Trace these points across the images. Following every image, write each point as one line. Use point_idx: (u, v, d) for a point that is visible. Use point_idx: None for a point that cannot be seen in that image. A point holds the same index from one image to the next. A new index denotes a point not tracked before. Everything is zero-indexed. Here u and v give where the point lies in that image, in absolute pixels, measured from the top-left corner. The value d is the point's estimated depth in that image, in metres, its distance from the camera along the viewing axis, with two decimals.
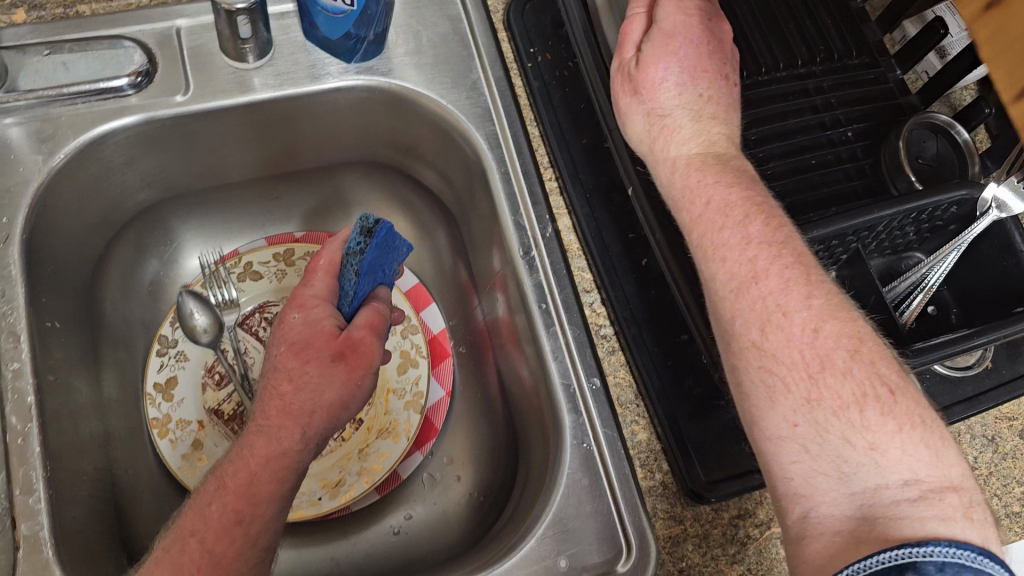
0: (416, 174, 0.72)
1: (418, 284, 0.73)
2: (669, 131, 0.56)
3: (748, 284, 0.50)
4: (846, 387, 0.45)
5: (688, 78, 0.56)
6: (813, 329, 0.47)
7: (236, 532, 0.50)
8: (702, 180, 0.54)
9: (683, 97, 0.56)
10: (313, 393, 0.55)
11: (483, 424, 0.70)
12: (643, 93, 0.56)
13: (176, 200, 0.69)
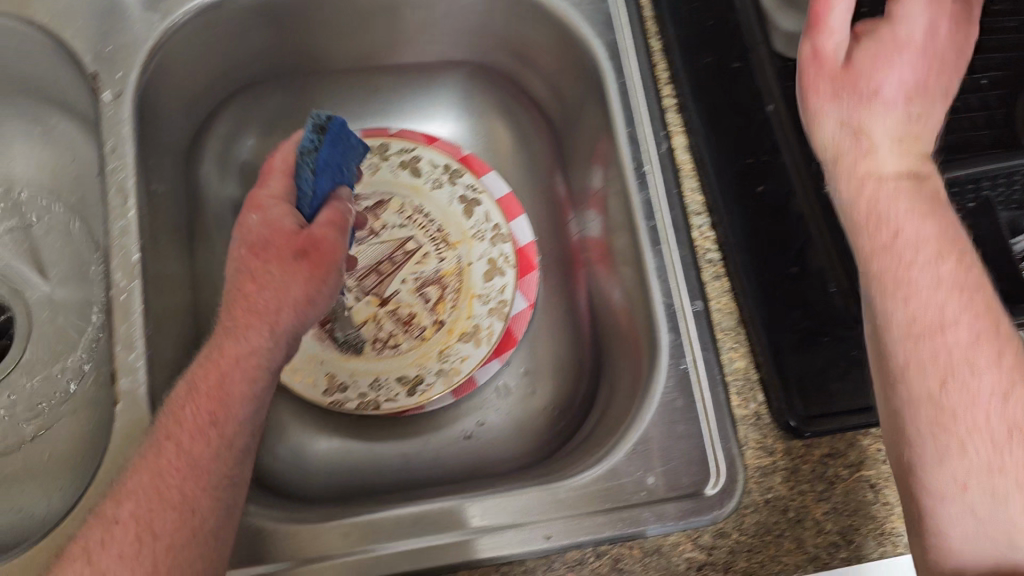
0: (523, 79, 0.69)
1: (509, 193, 0.71)
2: (864, 156, 0.39)
3: (928, 332, 0.37)
4: (988, 424, 0.36)
5: (910, 91, 0.39)
6: (975, 370, 0.36)
7: (211, 436, 0.44)
8: (895, 203, 0.38)
9: (896, 119, 0.39)
10: (277, 293, 0.48)
11: (565, 339, 0.68)
12: (821, 109, 0.40)
13: (276, 80, 0.68)
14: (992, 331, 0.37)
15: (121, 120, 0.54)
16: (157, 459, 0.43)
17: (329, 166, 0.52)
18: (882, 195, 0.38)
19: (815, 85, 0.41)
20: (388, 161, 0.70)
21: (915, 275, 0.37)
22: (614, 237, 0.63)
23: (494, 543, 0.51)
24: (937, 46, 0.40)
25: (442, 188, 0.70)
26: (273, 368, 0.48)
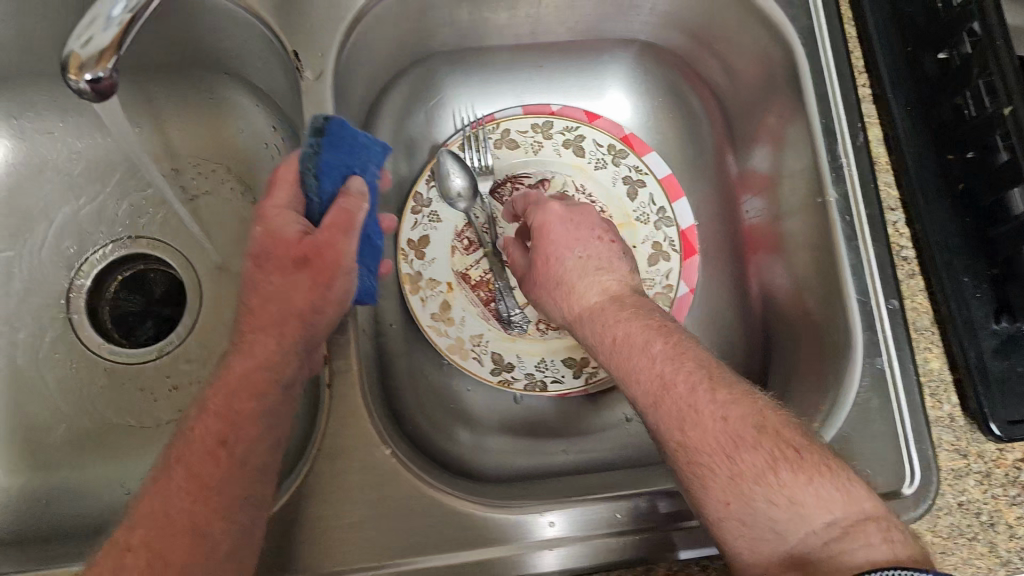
0: (696, 59, 0.67)
1: (670, 174, 0.70)
2: (566, 294, 0.54)
3: (659, 396, 0.46)
4: (761, 448, 0.43)
5: (572, 244, 0.55)
6: (723, 414, 0.44)
7: (221, 457, 0.44)
8: (628, 331, 0.49)
9: (585, 264, 0.54)
10: (280, 303, 0.48)
11: (722, 326, 0.67)
12: (571, 290, 0.53)
13: (444, 54, 0.67)
14: (744, 393, 0.46)
15: (322, 99, 0.54)
16: (165, 487, 0.43)
17: (337, 169, 0.50)
18: (631, 328, 0.49)
19: (566, 298, 0.54)
20: (552, 139, 0.70)
21: (633, 348, 0.48)
22: (788, 221, 0.62)
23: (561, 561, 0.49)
24: (583, 240, 0.55)
25: (605, 168, 0.69)
26: (285, 381, 0.47)
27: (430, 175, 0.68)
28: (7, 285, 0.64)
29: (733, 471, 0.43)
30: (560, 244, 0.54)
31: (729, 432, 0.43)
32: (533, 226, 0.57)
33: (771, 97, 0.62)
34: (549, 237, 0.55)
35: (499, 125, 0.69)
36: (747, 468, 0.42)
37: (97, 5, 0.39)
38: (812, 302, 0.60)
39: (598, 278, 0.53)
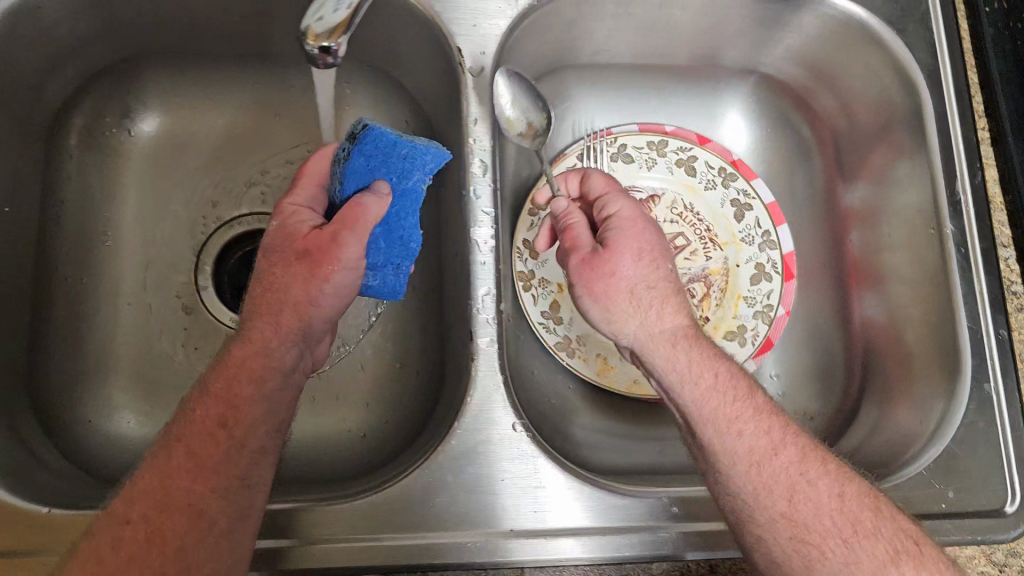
0: (816, 103, 0.71)
1: (773, 202, 0.72)
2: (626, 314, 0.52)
3: (773, 468, 0.47)
4: (843, 521, 0.46)
5: (640, 260, 0.53)
6: (806, 479, 0.47)
7: (217, 439, 0.45)
8: (724, 389, 0.50)
9: (643, 285, 0.52)
10: (278, 292, 0.49)
11: (820, 343, 0.70)
12: (614, 310, 0.52)
13: (573, 67, 0.70)
14: (821, 457, 0.49)
15: (479, 94, 0.58)
16: (140, 483, 0.43)
17: (365, 173, 0.52)
18: (698, 366, 0.51)
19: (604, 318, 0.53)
20: (666, 157, 0.73)
21: (695, 360, 0.51)
22: (888, 253, 0.66)
23: (583, 548, 0.51)
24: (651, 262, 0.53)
25: (715, 188, 0.73)
26: (283, 369, 0.49)
27: (547, 180, 0.70)
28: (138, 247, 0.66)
29: (736, 445, 0.48)
30: (631, 254, 0.53)
31: (729, 410, 0.49)
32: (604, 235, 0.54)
33: (888, 135, 0.65)
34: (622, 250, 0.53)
35: (616, 140, 0.73)
36: (739, 442, 0.48)
37: None
38: (914, 330, 0.62)
39: (664, 290, 0.53)
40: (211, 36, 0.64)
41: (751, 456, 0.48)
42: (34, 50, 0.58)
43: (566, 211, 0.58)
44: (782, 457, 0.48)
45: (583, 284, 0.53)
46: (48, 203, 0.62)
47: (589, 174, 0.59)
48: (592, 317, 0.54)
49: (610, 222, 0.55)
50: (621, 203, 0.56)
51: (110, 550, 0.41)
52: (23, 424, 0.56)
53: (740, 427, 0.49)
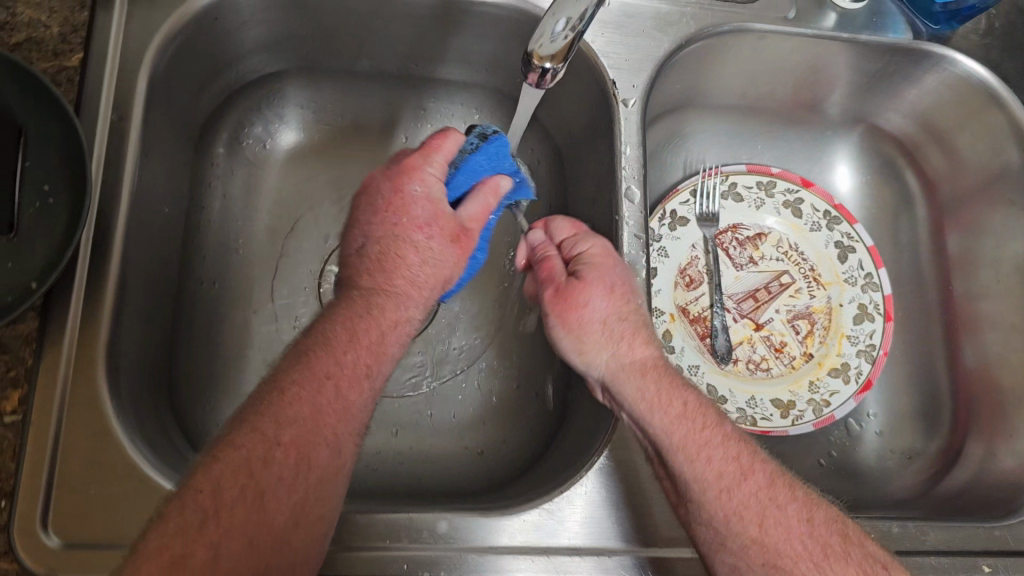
0: (922, 157, 0.74)
1: (872, 246, 0.75)
2: (619, 352, 0.53)
3: (730, 489, 0.48)
4: (847, 569, 0.46)
5: (617, 298, 0.54)
6: (807, 519, 0.48)
7: (340, 385, 0.47)
8: (696, 420, 0.50)
9: (622, 326, 0.53)
10: (430, 269, 0.52)
11: (919, 385, 0.72)
12: (620, 352, 0.53)
13: (695, 105, 0.74)
14: (738, 460, 0.49)
15: (635, 126, 0.60)
16: (283, 398, 0.45)
17: (482, 170, 0.56)
18: (690, 407, 0.51)
19: (599, 360, 0.53)
20: (773, 198, 0.75)
21: (662, 389, 0.51)
22: (986, 302, 0.69)
23: (586, 537, 0.52)
24: (635, 309, 0.54)
25: (819, 231, 0.75)
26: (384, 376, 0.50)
27: (662, 213, 0.73)
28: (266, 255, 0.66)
29: (704, 470, 0.48)
30: (613, 295, 0.54)
31: (696, 437, 0.49)
32: (546, 263, 0.58)
33: (996, 189, 0.69)
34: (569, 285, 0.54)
35: (726, 179, 0.76)
36: (709, 467, 0.48)
37: (542, 26, 0.45)
38: (1019, 377, 0.65)
39: (624, 328, 0.53)
40: (357, 55, 0.66)
41: (720, 481, 0.48)
42: (200, 56, 0.60)
43: (546, 248, 0.59)
44: (750, 483, 0.48)
45: (556, 314, 0.54)
46: (193, 206, 0.63)
47: (555, 220, 0.60)
48: (563, 348, 0.55)
49: (581, 258, 0.56)
50: (592, 242, 0.57)
51: (263, 464, 0.43)
52: (166, 419, 0.56)
53: (709, 454, 0.49)
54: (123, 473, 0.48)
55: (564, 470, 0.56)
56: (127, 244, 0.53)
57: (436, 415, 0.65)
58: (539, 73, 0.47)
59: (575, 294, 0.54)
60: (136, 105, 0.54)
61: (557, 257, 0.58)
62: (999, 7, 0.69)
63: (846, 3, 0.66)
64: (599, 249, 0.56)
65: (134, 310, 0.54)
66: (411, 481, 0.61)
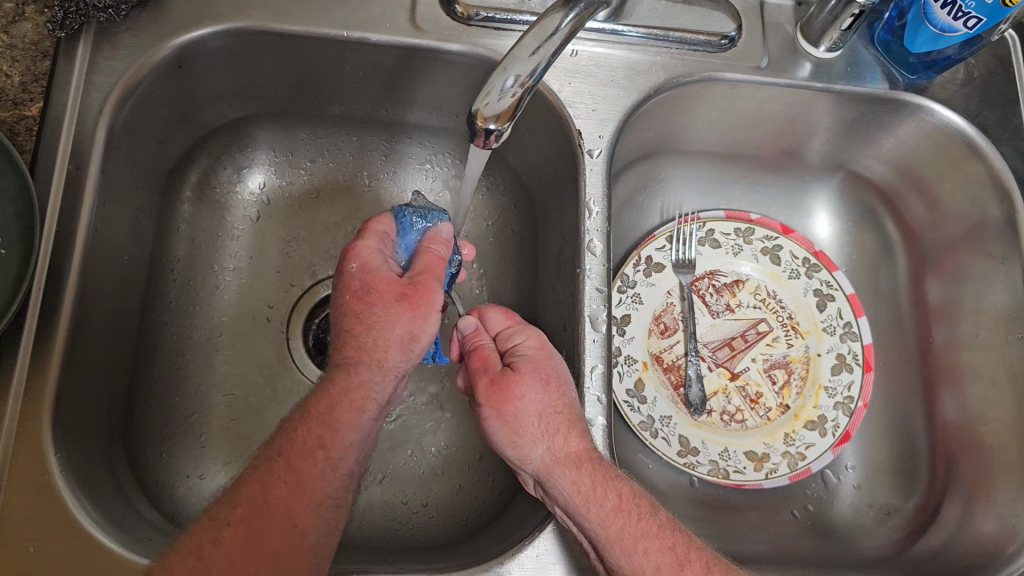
0: (903, 204, 0.73)
1: (852, 293, 0.73)
2: (555, 444, 0.50)
3: (668, 575, 0.46)
4: None
5: (553, 393, 0.51)
6: None
7: (318, 458, 0.47)
8: (632, 516, 0.48)
9: (555, 417, 0.51)
10: (376, 329, 0.50)
11: (899, 436, 0.70)
12: (555, 446, 0.50)
13: (670, 150, 0.74)
14: (678, 550, 0.47)
15: (599, 177, 0.60)
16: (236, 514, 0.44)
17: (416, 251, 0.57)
18: (620, 500, 0.49)
19: (530, 456, 0.51)
20: (751, 245, 0.74)
21: (596, 482, 0.49)
22: (965, 352, 0.67)
23: None
24: (566, 399, 0.52)
25: (798, 278, 0.73)
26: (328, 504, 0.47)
27: (637, 259, 0.71)
28: (230, 298, 0.66)
29: (641, 563, 0.47)
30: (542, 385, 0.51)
31: (632, 528, 0.48)
32: (479, 354, 0.55)
33: (975, 239, 0.67)
34: (505, 384, 0.52)
35: (703, 225, 0.74)
36: (646, 560, 0.47)
37: (491, 82, 0.44)
38: (999, 433, 0.63)
39: (558, 420, 0.51)
40: (327, 100, 0.66)
41: (658, 573, 0.46)
42: (162, 104, 0.60)
43: (479, 337, 0.57)
44: (688, 571, 0.46)
45: (489, 405, 0.51)
46: (159, 250, 0.63)
47: (488, 310, 0.58)
48: (496, 443, 0.52)
49: (516, 351, 0.55)
50: (527, 334, 0.55)
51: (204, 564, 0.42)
52: (120, 469, 0.55)
53: (645, 545, 0.47)
54: (67, 532, 0.47)
55: (519, 526, 0.55)
56: (83, 296, 0.53)
57: (402, 462, 0.64)
58: (484, 134, 0.46)
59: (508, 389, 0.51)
60: (94, 155, 0.54)
61: (488, 347, 0.56)
62: (979, 56, 0.68)
63: (820, 53, 0.65)
64: (534, 341, 0.55)
65: (89, 360, 0.54)
66: (371, 534, 0.60)
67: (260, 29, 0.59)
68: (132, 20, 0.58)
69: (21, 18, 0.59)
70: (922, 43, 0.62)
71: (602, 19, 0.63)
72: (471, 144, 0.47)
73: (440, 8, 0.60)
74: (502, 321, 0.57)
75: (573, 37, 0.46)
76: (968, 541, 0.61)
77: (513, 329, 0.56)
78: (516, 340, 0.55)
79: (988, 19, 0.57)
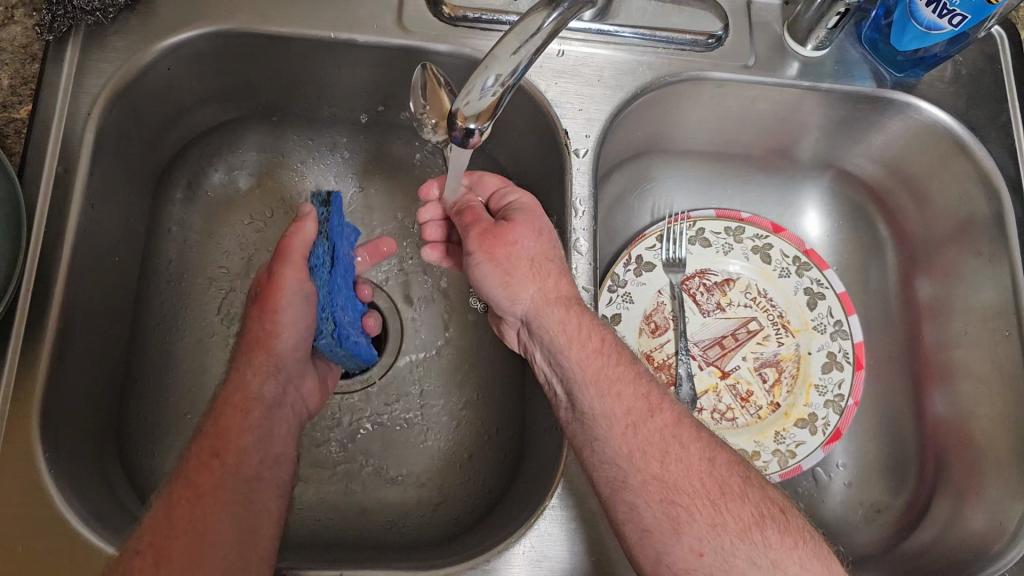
0: (892, 202, 0.73)
1: (843, 291, 0.73)
2: (547, 287, 0.53)
3: (639, 421, 0.49)
4: (744, 509, 0.46)
5: (546, 244, 0.54)
6: (709, 458, 0.48)
7: (216, 464, 0.49)
8: (610, 363, 0.51)
9: (547, 267, 0.53)
10: (263, 335, 0.56)
11: (889, 434, 0.70)
12: (547, 288, 0.53)
13: (660, 149, 0.74)
14: (648, 398, 0.50)
15: (586, 175, 0.60)
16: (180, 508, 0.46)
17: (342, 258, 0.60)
18: (599, 344, 0.52)
19: (518, 297, 0.53)
20: (742, 244, 0.74)
21: (582, 327, 0.52)
22: (955, 350, 0.67)
23: None
24: (559, 255, 0.55)
25: (789, 277, 0.73)
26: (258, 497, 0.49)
27: (628, 258, 0.71)
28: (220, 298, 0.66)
29: (614, 405, 0.50)
30: (536, 236, 0.54)
31: (609, 373, 0.51)
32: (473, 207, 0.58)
33: (964, 236, 0.67)
34: (502, 228, 0.54)
35: (694, 224, 0.75)
36: (618, 404, 0.50)
37: (471, 81, 0.44)
38: (988, 431, 0.63)
39: (550, 267, 0.53)
40: (316, 101, 0.67)
41: (627, 416, 0.49)
42: (151, 106, 0.60)
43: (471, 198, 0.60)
44: (657, 420, 0.49)
45: (481, 249, 0.54)
46: (149, 252, 0.63)
47: (486, 175, 0.61)
48: (486, 284, 0.54)
49: (510, 207, 0.57)
50: (522, 195, 0.58)
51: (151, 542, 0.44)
52: (110, 469, 0.56)
53: (619, 389, 0.50)
54: (54, 530, 0.48)
55: (506, 524, 0.55)
56: (71, 298, 0.53)
57: (391, 461, 0.64)
58: (465, 133, 0.46)
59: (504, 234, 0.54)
60: (82, 157, 0.55)
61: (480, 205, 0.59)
62: (967, 54, 0.68)
63: (807, 52, 0.65)
64: (529, 201, 0.58)
65: (78, 362, 0.54)
66: (361, 531, 0.60)
67: (247, 31, 0.59)
68: (121, 23, 0.58)
69: (10, 21, 0.59)
70: (909, 41, 0.62)
71: (589, 19, 0.63)
72: (457, 144, 0.48)
73: (426, 9, 0.61)
74: (497, 183, 0.60)
75: (557, 35, 0.46)
76: (956, 539, 0.61)
77: (508, 191, 0.59)
78: (510, 199, 0.58)
79: (972, 17, 0.57)
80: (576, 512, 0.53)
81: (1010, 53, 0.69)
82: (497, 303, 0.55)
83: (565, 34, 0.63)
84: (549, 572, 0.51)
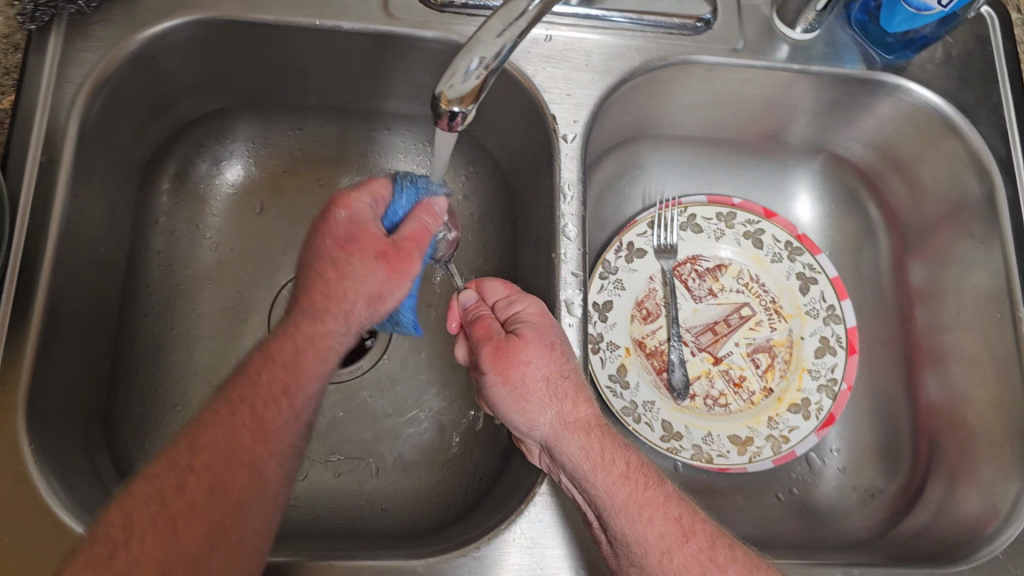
0: (885, 185, 0.73)
1: (836, 275, 0.73)
2: (563, 407, 0.49)
3: (673, 543, 0.45)
4: None
5: (558, 362, 0.50)
6: None
7: (282, 407, 0.45)
8: (637, 481, 0.47)
9: (561, 387, 0.50)
10: (351, 284, 0.49)
11: (882, 418, 0.70)
12: (564, 410, 0.49)
13: (650, 135, 0.74)
14: (681, 518, 0.46)
15: (575, 161, 0.60)
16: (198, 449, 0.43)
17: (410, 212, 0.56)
18: (624, 464, 0.48)
19: (535, 422, 0.49)
20: (734, 229, 0.74)
21: (604, 449, 0.48)
22: (947, 333, 0.67)
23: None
24: (574, 371, 0.51)
25: (781, 262, 0.73)
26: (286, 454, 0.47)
27: (619, 245, 0.71)
28: (208, 289, 0.66)
29: (646, 532, 0.45)
30: (546, 350, 0.50)
31: (640, 496, 0.46)
32: (484, 322, 0.54)
33: (956, 218, 0.67)
34: (512, 348, 0.50)
35: (685, 210, 0.74)
36: (651, 528, 0.45)
37: (455, 63, 0.44)
38: (982, 414, 0.63)
39: (566, 386, 0.50)
40: (304, 90, 0.66)
41: (661, 542, 0.45)
42: (135, 95, 0.60)
43: (479, 309, 0.56)
44: (693, 543, 0.46)
45: (494, 371, 0.50)
46: (136, 242, 0.63)
47: (489, 282, 0.57)
48: (502, 408, 0.51)
49: (516, 317, 0.53)
50: (528, 301, 0.54)
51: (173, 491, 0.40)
52: (98, 461, 0.55)
53: (651, 513, 0.46)
54: (40, 521, 0.47)
55: (497, 512, 0.55)
56: (56, 288, 0.53)
57: (382, 450, 0.64)
58: (448, 116, 0.46)
59: (512, 354, 0.50)
60: (66, 147, 0.54)
61: (488, 318, 0.54)
62: (957, 36, 0.68)
63: (796, 35, 0.65)
64: (536, 308, 0.53)
65: (64, 352, 0.54)
66: (353, 521, 0.60)
67: (232, 19, 0.58)
68: (104, 11, 0.58)
69: None
70: (899, 22, 0.62)
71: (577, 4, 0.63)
72: (436, 126, 0.47)
73: None
74: (503, 289, 0.56)
75: (540, 17, 0.46)
76: (950, 522, 0.61)
77: (515, 297, 0.55)
78: (516, 307, 0.54)
79: None
80: (566, 498, 0.53)
81: (1000, 35, 0.69)
82: (514, 428, 0.51)
83: (552, 20, 0.63)
84: (542, 559, 0.51)
